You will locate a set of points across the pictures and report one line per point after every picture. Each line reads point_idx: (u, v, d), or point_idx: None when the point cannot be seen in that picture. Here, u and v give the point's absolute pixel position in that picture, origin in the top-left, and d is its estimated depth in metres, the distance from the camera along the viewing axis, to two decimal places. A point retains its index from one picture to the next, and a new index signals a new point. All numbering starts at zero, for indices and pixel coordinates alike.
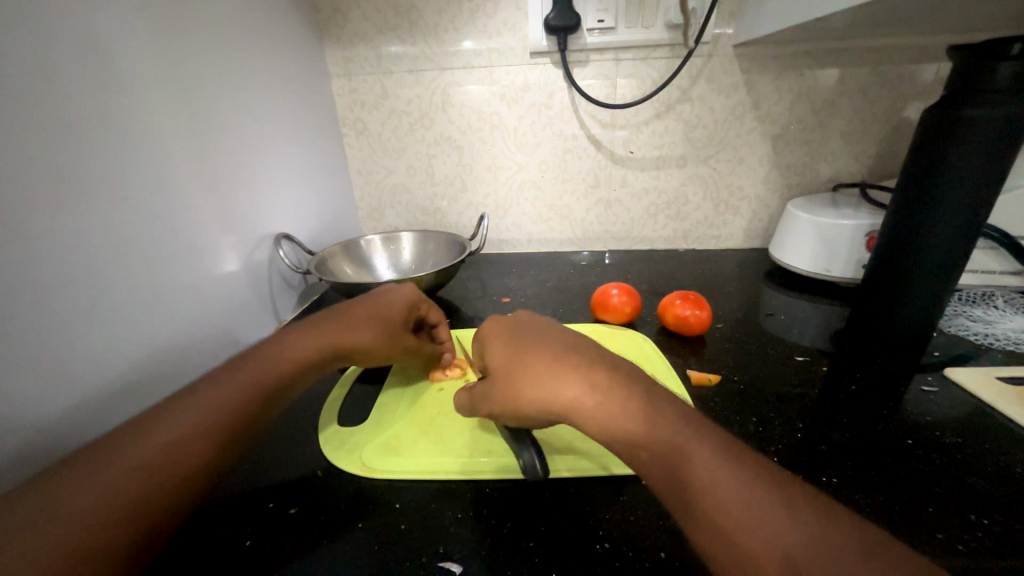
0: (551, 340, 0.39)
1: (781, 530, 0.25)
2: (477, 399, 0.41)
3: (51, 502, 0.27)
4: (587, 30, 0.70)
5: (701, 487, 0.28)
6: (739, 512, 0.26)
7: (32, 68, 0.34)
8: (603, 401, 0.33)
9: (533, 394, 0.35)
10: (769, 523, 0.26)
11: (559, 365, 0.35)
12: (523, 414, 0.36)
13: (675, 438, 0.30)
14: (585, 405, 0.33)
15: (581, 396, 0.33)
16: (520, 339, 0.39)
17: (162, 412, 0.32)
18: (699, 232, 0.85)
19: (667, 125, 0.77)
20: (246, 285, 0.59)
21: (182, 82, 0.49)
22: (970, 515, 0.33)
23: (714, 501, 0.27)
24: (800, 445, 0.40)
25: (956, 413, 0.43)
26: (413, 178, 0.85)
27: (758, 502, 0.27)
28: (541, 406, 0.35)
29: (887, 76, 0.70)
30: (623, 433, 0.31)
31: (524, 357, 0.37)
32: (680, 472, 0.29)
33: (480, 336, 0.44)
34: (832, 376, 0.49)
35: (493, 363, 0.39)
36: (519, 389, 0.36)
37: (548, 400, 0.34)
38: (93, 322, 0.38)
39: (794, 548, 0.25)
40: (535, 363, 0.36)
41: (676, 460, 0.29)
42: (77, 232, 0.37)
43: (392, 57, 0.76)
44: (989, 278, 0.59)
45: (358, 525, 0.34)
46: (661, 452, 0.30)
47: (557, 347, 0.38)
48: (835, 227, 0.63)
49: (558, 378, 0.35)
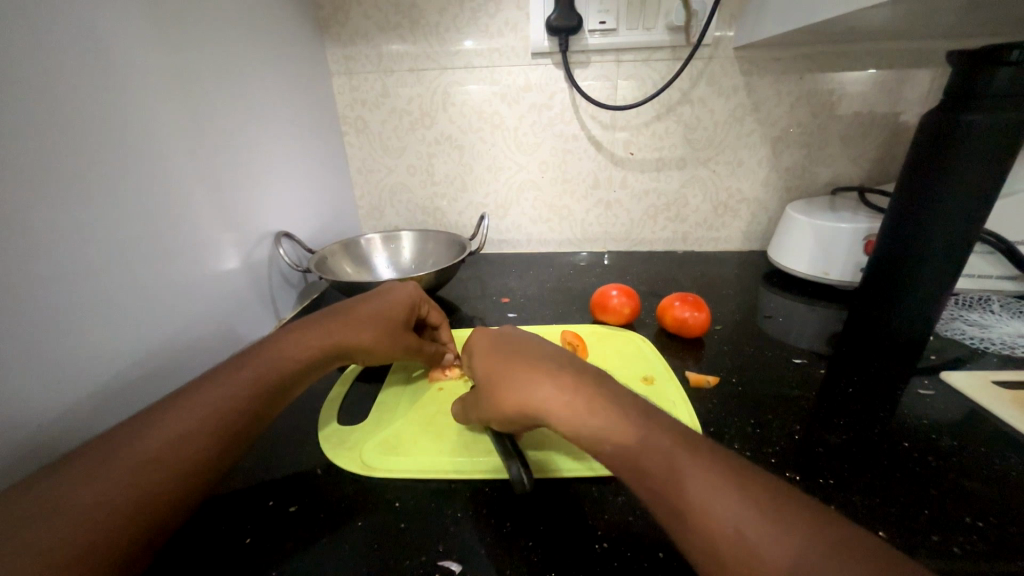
0: (533, 347, 0.40)
1: (755, 529, 0.25)
2: (470, 405, 0.41)
3: (56, 497, 0.27)
4: (588, 31, 0.70)
5: (677, 493, 0.27)
6: (712, 510, 0.26)
7: (32, 61, 0.34)
8: (578, 402, 0.33)
9: (512, 395, 0.35)
10: (742, 521, 0.25)
11: (535, 368, 0.36)
12: (504, 416, 0.36)
13: (648, 444, 0.30)
14: (558, 406, 0.33)
15: (558, 397, 0.34)
16: (502, 346, 0.40)
17: (163, 409, 0.33)
18: (698, 234, 0.85)
19: (667, 127, 0.77)
20: (246, 282, 0.59)
21: (183, 78, 0.49)
22: (965, 517, 0.33)
23: (688, 505, 0.27)
24: (797, 446, 0.40)
25: (952, 417, 0.43)
26: (414, 177, 0.85)
27: (731, 497, 0.26)
28: (520, 407, 0.35)
29: (885, 80, 0.71)
30: (600, 436, 0.31)
31: (504, 361, 0.38)
32: (654, 479, 0.29)
33: (468, 345, 0.44)
34: (829, 378, 0.49)
35: (478, 369, 0.40)
36: (499, 391, 0.37)
37: (525, 401, 0.35)
38: (92, 319, 0.38)
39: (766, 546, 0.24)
40: (516, 367, 0.37)
41: (649, 459, 0.29)
42: (78, 228, 0.37)
43: (393, 56, 0.76)
44: (984, 283, 0.60)
45: (357, 523, 0.34)
46: (638, 451, 0.30)
47: (538, 353, 0.38)
48: (833, 230, 0.63)
49: (534, 380, 0.35)
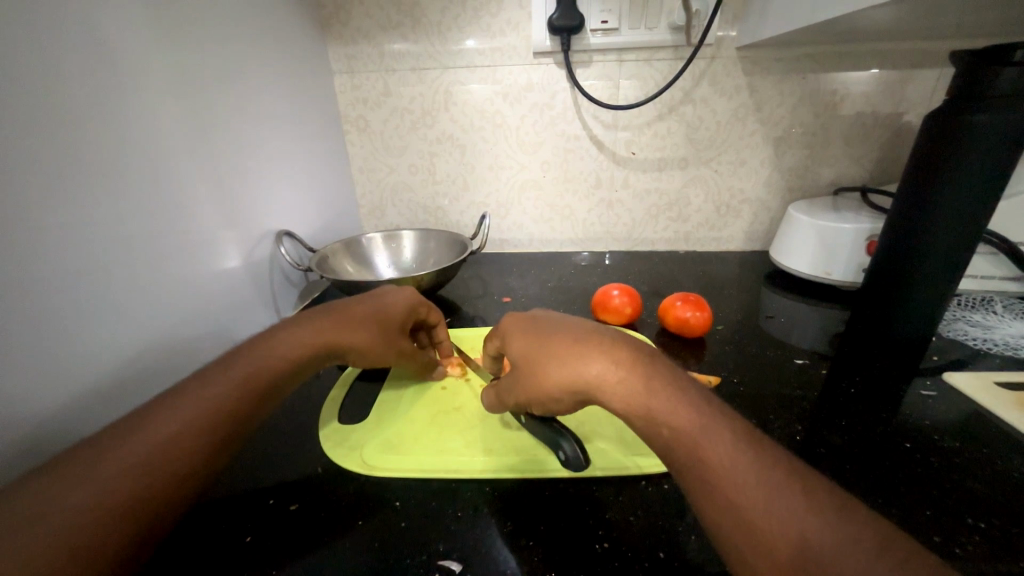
0: (568, 325, 0.39)
1: (795, 517, 0.26)
2: (504, 390, 0.41)
3: (37, 502, 0.26)
4: (590, 31, 0.70)
5: (722, 473, 0.28)
6: (756, 498, 0.27)
7: (33, 61, 0.34)
8: (631, 376, 0.34)
9: (562, 373, 0.35)
10: (780, 507, 0.26)
11: (580, 345, 0.36)
12: (550, 394, 0.36)
13: (697, 425, 0.30)
14: (612, 380, 0.34)
15: (609, 375, 0.34)
16: (536, 327, 0.40)
17: (148, 413, 0.32)
18: (699, 234, 0.85)
19: (669, 127, 0.77)
20: (247, 281, 0.59)
21: (185, 78, 0.49)
22: (967, 518, 0.33)
23: (730, 484, 0.28)
24: (799, 446, 0.40)
25: (955, 418, 0.43)
26: (415, 176, 0.85)
27: (772, 485, 0.27)
28: (570, 383, 0.35)
29: (889, 80, 0.71)
30: (649, 415, 0.32)
31: (546, 339, 0.38)
32: (699, 457, 0.29)
33: (499, 331, 0.43)
34: (830, 379, 0.49)
35: (516, 346, 0.40)
36: (543, 370, 0.36)
37: (576, 378, 0.35)
38: (91, 316, 0.38)
39: (805, 533, 0.25)
40: (558, 345, 0.37)
41: (691, 443, 0.30)
42: (80, 224, 0.37)
43: (395, 55, 0.76)
44: (988, 284, 0.59)
45: (358, 523, 0.34)
46: (681, 436, 0.30)
47: (575, 330, 0.38)
48: (836, 229, 0.63)
49: (582, 356, 0.35)
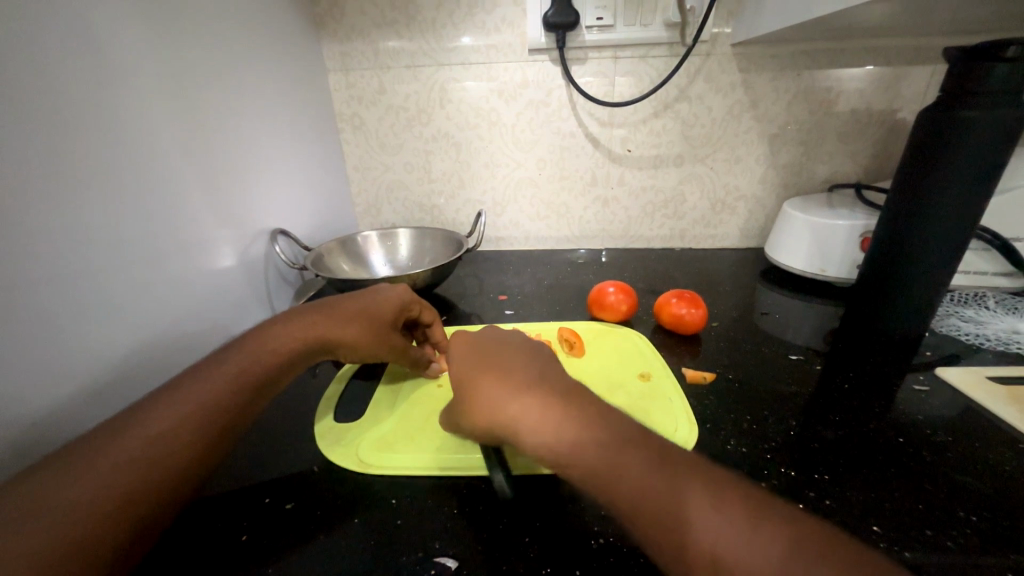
0: (515, 359, 0.38)
1: (692, 514, 0.26)
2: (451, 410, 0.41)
3: (37, 499, 0.26)
4: (586, 28, 0.70)
5: (647, 493, 0.28)
6: (682, 515, 0.27)
7: (24, 58, 0.34)
8: (548, 416, 0.32)
9: (488, 403, 0.35)
10: (687, 509, 0.27)
11: (511, 380, 0.36)
12: (479, 427, 0.36)
13: (613, 450, 0.30)
14: (530, 423, 0.33)
15: (531, 407, 0.33)
16: (476, 355, 0.39)
17: (137, 411, 0.32)
18: (695, 231, 0.85)
19: (664, 124, 0.77)
20: (242, 280, 0.59)
21: (175, 73, 0.48)
22: (958, 512, 0.33)
23: (657, 506, 0.27)
24: (793, 442, 0.40)
25: (948, 413, 0.43)
26: (411, 174, 0.85)
27: (689, 500, 0.27)
28: (490, 420, 0.35)
29: (883, 77, 0.71)
30: (568, 445, 0.31)
31: (479, 371, 0.38)
32: (621, 485, 0.29)
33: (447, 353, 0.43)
34: (825, 374, 0.50)
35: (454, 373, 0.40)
36: (473, 400, 0.36)
37: (501, 415, 0.34)
38: (82, 316, 0.38)
39: (711, 528, 0.26)
40: (488, 382, 0.36)
41: (613, 471, 0.29)
42: (69, 221, 0.37)
43: (390, 52, 0.75)
44: (980, 279, 0.60)
45: (354, 520, 0.34)
46: (598, 460, 0.30)
47: (514, 364, 0.38)
48: (830, 226, 0.63)
49: (511, 395, 0.34)
